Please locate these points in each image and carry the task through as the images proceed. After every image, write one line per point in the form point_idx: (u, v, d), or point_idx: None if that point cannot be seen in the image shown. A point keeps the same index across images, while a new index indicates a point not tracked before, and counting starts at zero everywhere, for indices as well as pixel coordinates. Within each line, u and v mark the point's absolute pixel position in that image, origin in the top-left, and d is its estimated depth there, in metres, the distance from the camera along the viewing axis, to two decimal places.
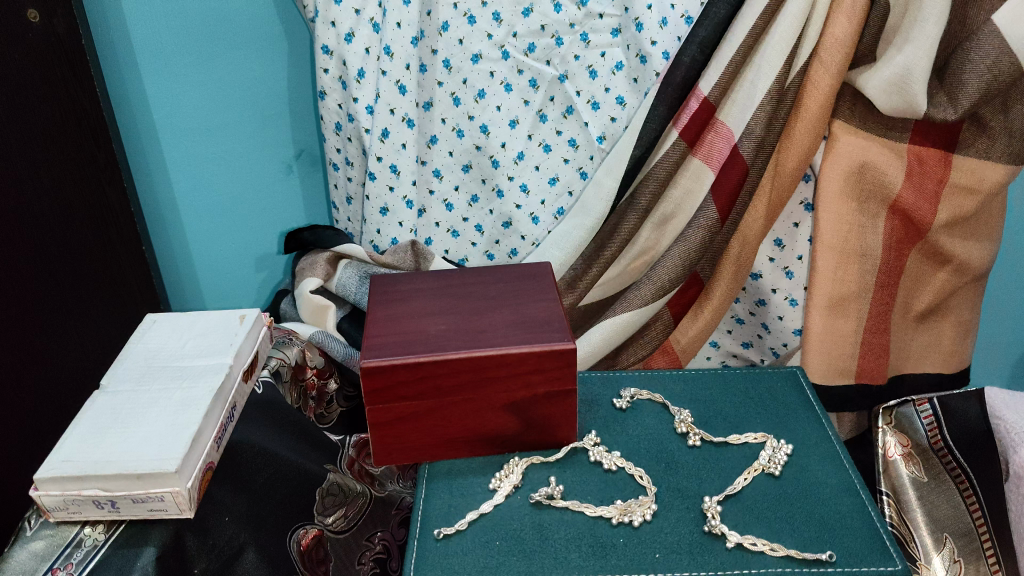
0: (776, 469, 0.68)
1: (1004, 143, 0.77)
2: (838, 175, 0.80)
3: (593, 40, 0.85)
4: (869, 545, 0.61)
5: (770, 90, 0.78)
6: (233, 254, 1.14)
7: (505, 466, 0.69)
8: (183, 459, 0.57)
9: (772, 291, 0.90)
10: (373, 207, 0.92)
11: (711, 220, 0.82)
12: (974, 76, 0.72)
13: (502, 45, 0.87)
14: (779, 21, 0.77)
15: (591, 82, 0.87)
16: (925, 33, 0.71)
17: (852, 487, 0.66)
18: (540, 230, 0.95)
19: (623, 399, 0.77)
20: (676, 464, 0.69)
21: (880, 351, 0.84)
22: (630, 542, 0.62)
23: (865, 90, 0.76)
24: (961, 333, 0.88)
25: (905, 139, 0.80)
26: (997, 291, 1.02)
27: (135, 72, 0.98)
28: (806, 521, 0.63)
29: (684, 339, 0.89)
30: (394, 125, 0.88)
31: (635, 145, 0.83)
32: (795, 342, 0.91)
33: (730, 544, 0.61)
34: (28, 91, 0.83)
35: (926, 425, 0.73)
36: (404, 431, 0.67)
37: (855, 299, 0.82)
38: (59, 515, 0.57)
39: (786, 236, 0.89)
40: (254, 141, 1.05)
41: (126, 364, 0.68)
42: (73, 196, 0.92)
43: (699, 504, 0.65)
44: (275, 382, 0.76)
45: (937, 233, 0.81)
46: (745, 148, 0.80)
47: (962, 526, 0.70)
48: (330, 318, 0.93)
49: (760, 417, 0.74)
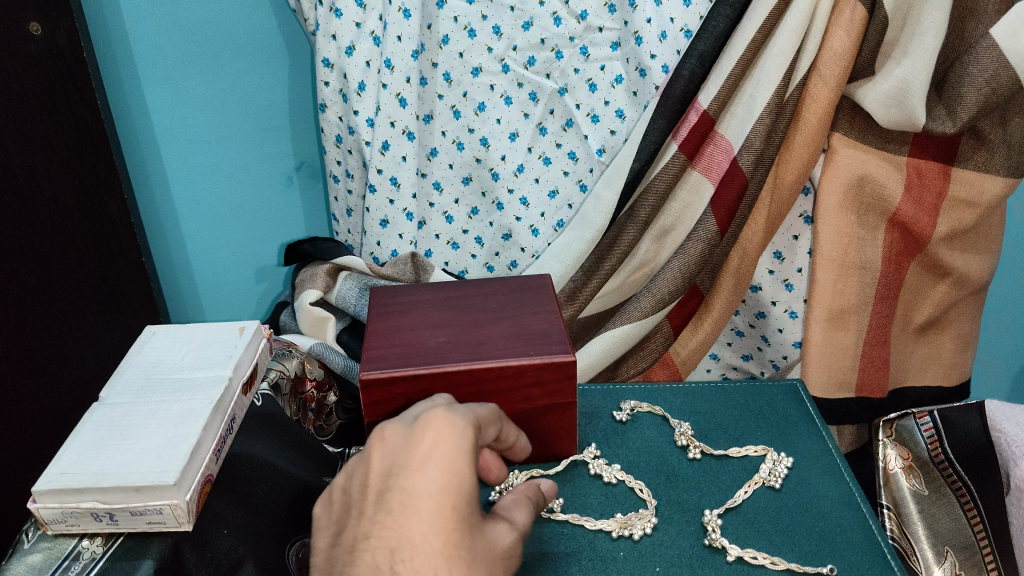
0: (777, 482, 0.68)
1: (1003, 156, 0.77)
2: (838, 188, 0.80)
3: (593, 53, 0.85)
4: (871, 559, 0.61)
5: (769, 103, 0.78)
6: (233, 265, 1.15)
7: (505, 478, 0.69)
8: (183, 471, 0.57)
9: (772, 303, 0.90)
10: (373, 219, 0.92)
11: (711, 232, 0.82)
12: (972, 89, 0.72)
13: (502, 58, 0.87)
14: (778, 34, 0.77)
15: (591, 95, 0.88)
16: (923, 46, 0.72)
17: (852, 500, 0.66)
18: (540, 243, 0.95)
19: (624, 411, 0.77)
20: (677, 477, 0.69)
21: (881, 364, 0.84)
22: (630, 555, 0.62)
23: (865, 103, 0.77)
24: (961, 346, 0.87)
25: (905, 152, 0.80)
26: (996, 304, 1.02)
27: (135, 83, 0.98)
28: (807, 535, 0.63)
29: (684, 351, 0.90)
30: (394, 137, 0.88)
31: (635, 157, 0.83)
32: (795, 355, 0.91)
33: (731, 557, 0.61)
34: (30, 103, 0.83)
35: (926, 437, 0.74)
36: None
37: (856, 311, 0.82)
38: (58, 527, 0.57)
39: (786, 248, 0.89)
40: (254, 153, 1.05)
41: (125, 377, 0.68)
42: (74, 206, 0.92)
43: (699, 518, 0.65)
44: (275, 395, 0.76)
45: (936, 246, 0.81)
46: (744, 160, 0.80)
47: (964, 539, 0.70)
48: (330, 329, 0.93)
49: (760, 430, 0.74)
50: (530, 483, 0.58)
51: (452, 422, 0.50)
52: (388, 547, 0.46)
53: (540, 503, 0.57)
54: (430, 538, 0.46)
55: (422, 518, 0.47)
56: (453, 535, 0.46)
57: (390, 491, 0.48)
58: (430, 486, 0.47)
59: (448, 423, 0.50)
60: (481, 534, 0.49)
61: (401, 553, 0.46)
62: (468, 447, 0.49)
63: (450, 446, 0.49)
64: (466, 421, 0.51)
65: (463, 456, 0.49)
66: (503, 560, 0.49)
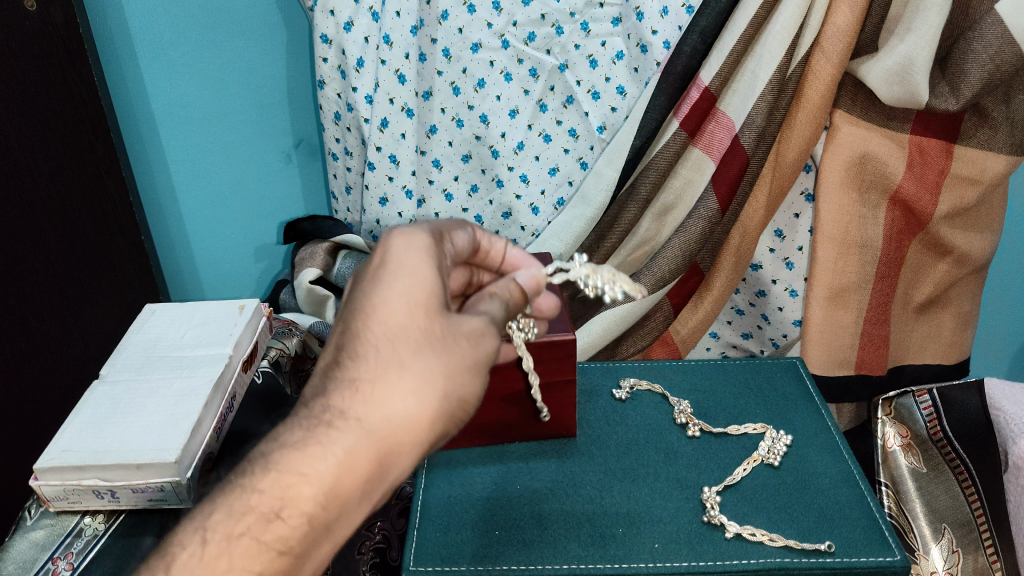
0: (776, 460, 0.68)
1: (1006, 133, 0.76)
2: (839, 165, 0.80)
3: (593, 29, 0.84)
4: (869, 535, 0.61)
5: (771, 80, 0.77)
6: (233, 244, 1.15)
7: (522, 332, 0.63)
8: (183, 449, 0.57)
9: (773, 282, 0.90)
10: (373, 197, 0.92)
11: (711, 210, 0.82)
12: (976, 66, 0.71)
13: (502, 34, 0.85)
14: (780, 10, 0.76)
15: (591, 71, 0.86)
16: (927, 23, 0.70)
17: (851, 477, 0.66)
18: (540, 221, 0.95)
19: (623, 389, 0.78)
20: (676, 455, 0.70)
21: (880, 342, 0.84)
22: (629, 532, 0.62)
23: (867, 79, 0.76)
24: (961, 325, 0.87)
25: (906, 130, 0.79)
26: (996, 283, 1.02)
27: (132, 61, 0.97)
28: (805, 512, 0.63)
29: (683, 330, 0.91)
30: (393, 115, 0.87)
31: (634, 135, 0.82)
32: (795, 333, 0.92)
33: (730, 534, 0.61)
34: (24, 81, 0.82)
35: (926, 415, 0.74)
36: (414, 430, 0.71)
37: (856, 289, 0.82)
38: (59, 504, 0.57)
39: (787, 226, 0.88)
40: (253, 132, 1.04)
41: (125, 354, 0.68)
42: (72, 188, 0.91)
43: (698, 495, 0.66)
44: (275, 373, 0.76)
45: (938, 224, 0.81)
46: (745, 138, 0.80)
47: (961, 516, 0.71)
48: (330, 308, 0.94)
49: (759, 407, 0.75)
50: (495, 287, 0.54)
51: (405, 235, 0.49)
52: (338, 345, 0.44)
53: (516, 300, 0.54)
54: (377, 323, 0.44)
55: (384, 314, 0.44)
56: (409, 321, 0.44)
57: (349, 302, 0.46)
58: (383, 284, 0.45)
59: (403, 236, 0.48)
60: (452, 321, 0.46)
61: (348, 347, 0.43)
62: (421, 247, 0.48)
63: (402, 252, 0.47)
64: (423, 232, 0.50)
65: (422, 256, 0.47)
66: (477, 342, 0.46)
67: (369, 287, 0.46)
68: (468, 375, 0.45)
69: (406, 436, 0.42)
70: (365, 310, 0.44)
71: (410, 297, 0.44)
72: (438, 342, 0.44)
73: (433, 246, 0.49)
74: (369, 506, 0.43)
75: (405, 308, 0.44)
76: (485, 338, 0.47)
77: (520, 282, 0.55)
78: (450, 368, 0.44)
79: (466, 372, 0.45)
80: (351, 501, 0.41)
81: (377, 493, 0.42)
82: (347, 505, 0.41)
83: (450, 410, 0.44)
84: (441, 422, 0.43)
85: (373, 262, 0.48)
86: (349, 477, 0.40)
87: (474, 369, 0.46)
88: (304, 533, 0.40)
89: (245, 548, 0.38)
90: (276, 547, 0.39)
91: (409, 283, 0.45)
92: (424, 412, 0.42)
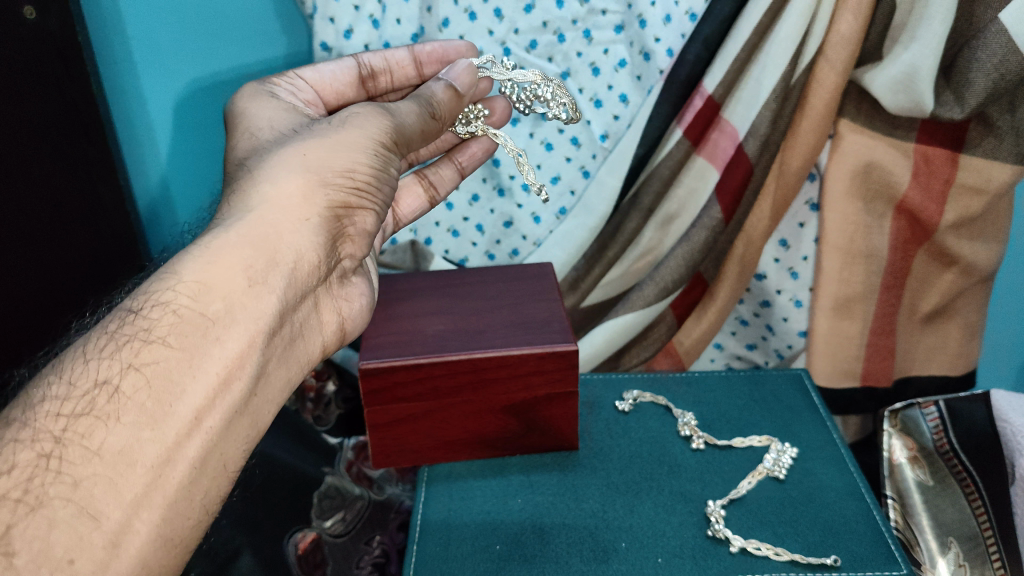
0: (781, 473, 0.67)
1: (1012, 143, 0.74)
2: (844, 174, 0.80)
3: (596, 37, 0.82)
4: (875, 548, 0.60)
5: (775, 88, 0.76)
6: None
7: (478, 127, 0.72)
8: None
9: (777, 292, 0.89)
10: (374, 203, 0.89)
11: (716, 220, 0.82)
12: (981, 75, 0.70)
13: (503, 42, 0.83)
14: (785, 18, 0.74)
15: (594, 79, 0.84)
16: (930, 31, 0.70)
17: (856, 490, 0.65)
18: (542, 230, 0.92)
19: (626, 401, 0.76)
20: (680, 468, 0.69)
21: (886, 354, 0.85)
22: (632, 547, 0.61)
23: (872, 88, 0.75)
24: (968, 335, 0.86)
25: (911, 139, 0.78)
26: (998, 317, 0.96)
27: (130, 67, 0.83)
28: (811, 526, 0.62)
29: (687, 341, 0.91)
30: None
31: (637, 144, 0.81)
32: (800, 344, 0.91)
33: (735, 548, 0.60)
34: (28, 103, 0.71)
35: (932, 427, 0.74)
36: (405, 453, 0.70)
37: (861, 300, 0.84)
38: None
39: (792, 236, 0.87)
40: None
41: None
42: None
43: (702, 508, 0.64)
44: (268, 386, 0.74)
45: (943, 234, 0.80)
46: (749, 146, 0.79)
47: (968, 531, 0.69)
48: None
49: (766, 420, 0.74)
50: (416, 93, 0.62)
51: (250, 92, 0.65)
52: (233, 163, 0.57)
53: (431, 98, 0.61)
54: (237, 142, 0.59)
55: (244, 137, 0.59)
56: (262, 140, 0.58)
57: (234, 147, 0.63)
58: (241, 123, 0.61)
59: (248, 94, 0.65)
60: (331, 120, 0.56)
61: (238, 163, 0.56)
62: (255, 96, 0.64)
63: (240, 104, 0.64)
64: (261, 90, 0.66)
65: (263, 102, 0.63)
66: (356, 127, 0.55)
67: (237, 130, 0.61)
68: (332, 153, 0.53)
69: (275, 214, 0.50)
70: (236, 141, 0.59)
71: (267, 124, 0.60)
72: (299, 138, 0.54)
73: (272, 90, 0.67)
74: (277, 296, 0.49)
75: (262, 133, 0.59)
76: (357, 119, 0.56)
77: (444, 84, 0.63)
78: (325, 149, 0.53)
79: (329, 151, 0.53)
80: (236, 291, 0.47)
81: (282, 272, 0.49)
82: (232, 296, 0.46)
83: (325, 182, 0.52)
84: (316, 196, 0.51)
85: (234, 114, 0.63)
86: (229, 274, 0.47)
87: (354, 147, 0.54)
88: (179, 323, 0.44)
89: (105, 346, 0.43)
90: (143, 338, 0.43)
91: (257, 114, 0.62)
92: (293, 190, 0.51)
